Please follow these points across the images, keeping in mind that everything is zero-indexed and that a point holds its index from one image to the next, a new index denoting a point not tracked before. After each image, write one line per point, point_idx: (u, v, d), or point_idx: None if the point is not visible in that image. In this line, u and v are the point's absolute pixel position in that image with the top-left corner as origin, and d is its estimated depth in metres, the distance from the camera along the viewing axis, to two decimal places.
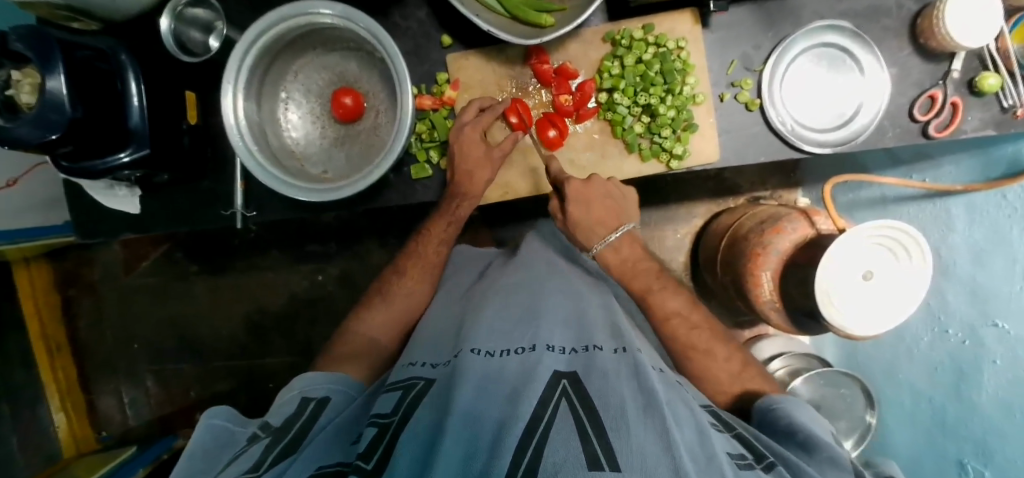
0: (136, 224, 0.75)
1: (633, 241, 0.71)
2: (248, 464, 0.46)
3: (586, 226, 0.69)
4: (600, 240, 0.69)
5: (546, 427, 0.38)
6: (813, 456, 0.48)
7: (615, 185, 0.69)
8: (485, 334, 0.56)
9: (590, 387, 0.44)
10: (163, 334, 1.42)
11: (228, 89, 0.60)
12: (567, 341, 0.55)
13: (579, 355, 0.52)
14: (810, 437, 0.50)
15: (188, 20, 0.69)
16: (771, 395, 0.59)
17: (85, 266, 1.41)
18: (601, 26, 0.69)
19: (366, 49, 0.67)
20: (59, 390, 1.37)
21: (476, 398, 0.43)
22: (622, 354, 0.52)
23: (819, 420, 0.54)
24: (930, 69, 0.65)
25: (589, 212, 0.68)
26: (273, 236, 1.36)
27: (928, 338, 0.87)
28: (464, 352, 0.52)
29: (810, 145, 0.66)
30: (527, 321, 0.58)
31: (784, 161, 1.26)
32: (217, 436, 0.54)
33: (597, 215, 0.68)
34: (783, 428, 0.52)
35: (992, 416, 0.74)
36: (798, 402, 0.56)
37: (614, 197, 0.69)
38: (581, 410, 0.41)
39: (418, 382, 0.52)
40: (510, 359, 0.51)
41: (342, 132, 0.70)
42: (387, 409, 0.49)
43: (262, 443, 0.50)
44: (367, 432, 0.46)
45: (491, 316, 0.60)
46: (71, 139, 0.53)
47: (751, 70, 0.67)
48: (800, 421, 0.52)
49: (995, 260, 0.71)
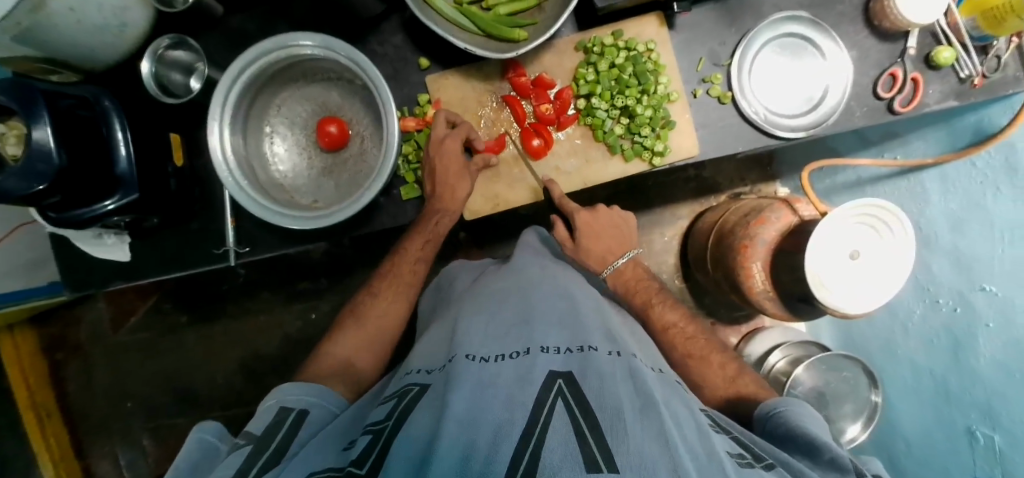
0: (128, 272, 0.73)
1: (636, 267, 0.81)
2: (228, 473, 0.44)
3: (601, 242, 0.79)
4: (615, 259, 0.79)
5: (543, 430, 0.37)
6: (817, 459, 0.48)
7: (616, 215, 0.82)
8: (475, 339, 0.55)
9: (586, 388, 0.44)
10: (156, 389, 1.38)
11: (214, 126, 0.61)
12: (561, 343, 0.54)
13: (573, 355, 0.51)
14: (808, 438, 0.49)
15: (169, 63, 0.70)
16: (772, 400, 0.59)
17: (71, 327, 1.38)
18: (572, 37, 0.71)
19: (347, 78, 0.69)
20: (51, 458, 1.32)
21: (472, 401, 0.42)
22: (617, 357, 0.52)
23: (819, 421, 0.54)
24: (887, 48, 0.69)
25: (601, 239, 0.79)
26: (263, 277, 1.35)
27: (921, 310, 0.88)
28: (459, 357, 0.51)
29: (784, 131, 0.68)
30: (517, 324, 0.58)
31: (760, 155, 1.30)
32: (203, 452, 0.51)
33: (606, 246, 0.80)
34: (784, 433, 0.52)
35: (991, 380, 0.74)
36: (800, 406, 0.56)
37: (620, 226, 0.81)
38: (578, 413, 0.40)
39: (412, 389, 0.52)
40: (505, 363, 0.49)
41: (329, 161, 0.70)
42: (381, 417, 0.48)
43: (241, 451, 0.47)
44: (361, 439, 0.45)
45: (477, 324, 0.59)
46: (59, 188, 0.52)
47: (720, 65, 0.70)
48: (795, 422, 0.52)
49: (973, 227, 0.74)
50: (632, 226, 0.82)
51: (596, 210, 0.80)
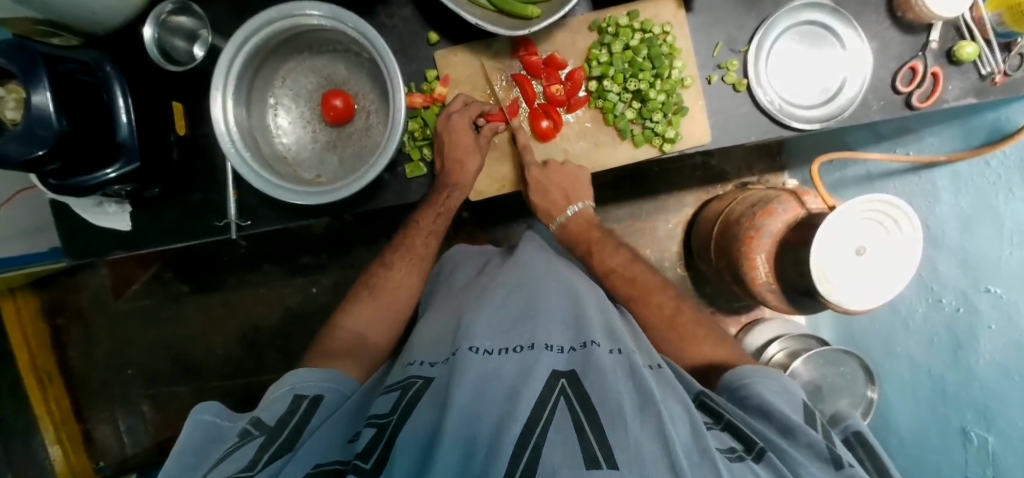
0: (129, 241, 0.73)
1: (582, 218, 0.79)
2: (240, 464, 0.44)
3: (550, 201, 0.73)
4: (564, 213, 0.76)
5: (544, 429, 0.37)
6: (792, 439, 0.47)
7: (570, 167, 0.71)
8: (480, 332, 0.55)
9: (589, 385, 0.43)
10: (156, 357, 1.39)
11: (218, 96, 0.59)
12: (565, 341, 0.54)
13: (577, 353, 0.51)
14: (783, 418, 0.48)
15: (172, 28, 0.68)
16: (743, 371, 0.57)
17: (72, 293, 1.39)
18: (586, 16, 0.69)
19: (354, 50, 0.67)
20: (52, 421, 1.34)
21: (472, 400, 0.41)
22: (619, 355, 0.50)
23: (794, 397, 0.53)
24: (909, 40, 0.67)
25: (547, 195, 0.72)
26: (264, 250, 1.34)
27: (924, 308, 0.88)
28: (463, 349, 0.51)
29: (799, 122, 0.67)
30: (522, 318, 0.58)
31: (769, 145, 1.28)
32: (206, 431, 0.51)
33: (554, 200, 0.73)
34: (756, 409, 0.51)
35: (989, 381, 0.74)
36: (772, 380, 0.54)
37: (573, 178, 0.72)
38: (579, 410, 0.40)
39: (416, 381, 0.51)
40: (508, 357, 0.49)
41: (334, 135, 0.69)
42: (385, 409, 0.48)
43: (255, 441, 0.48)
44: (366, 431, 0.45)
45: (485, 316, 0.59)
46: (60, 153, 0.51)
47: (736, 51, 0.68)
48: (768, 399, 0.51)
49: (981, 227, 0.73)
50: (585, 177, 0.72)
51: (546, 173, 0.82)
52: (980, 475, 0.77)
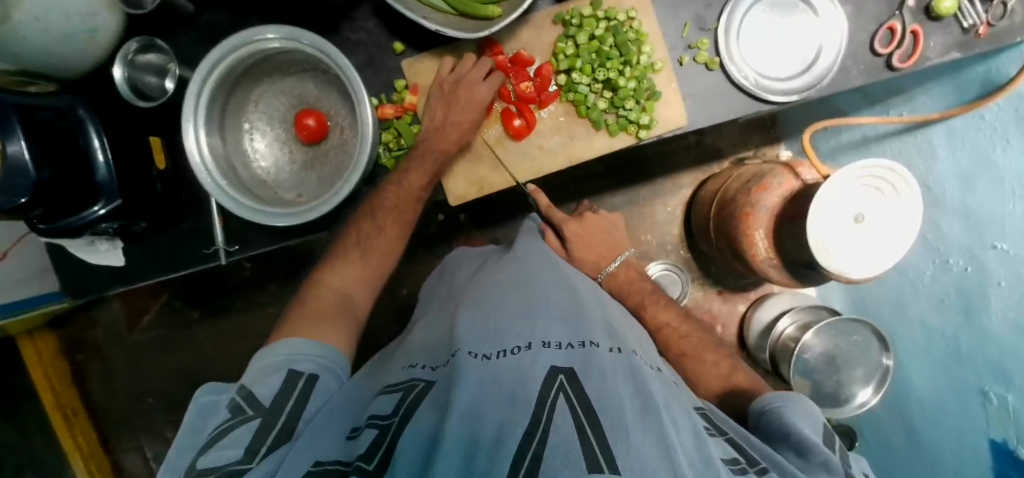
0: (124, 276, 0.74)
1: (630, 268, 0.86)
2: (239, 451, 0.45)
3: (588, 243, 0.84)
4: (608, 262, 0.85)
5: (545, 430, 0.36)
6: (806, 459, 0.45)
7: (606, 220, 0.89)
8: (470, 333, 0.54)
9: (587, 385, 0.43)
10: (175, 384, 1.43)
11: (189, 128, 0.60)
12: (562, 337, 0.52)
13: (575, 350, 0.50)
14: (799, 438, 0.47)
15: (141, 66, 0.69)
16: (772, 397, 0.56)
17: (88, 329, 1.42)
18: (550, 10, 0.69)
19: (321, 68, 0.67)
20: (82, 454, 1.38)
21: (474, 401, 0.41)
22: (618, 354, 0.51)
23: (819, 423, 0.51)
24: (884, 0, 0.65)
25: (590, 245, 0.85)
26: (268, 269, 1.36)
27: (931, 271, 0.86)
28: (461, 352, 0.50)
29: (776, 95, 0.66)
30: (519, 317, 0.56)
31: (762, 118, 1.25)
32: (202, 409, 0.54)
33: (598, 250, 0.85)
34: (778, 433, 0.50)
35: (1005, 341, 0.72)
36: (798, 406, 0.53)
37: (608, 231, 0.88)
38: (580, 410, 0.39)
39: (417, 384, 0.50)
40: (505, 360, 0.48)
41: (310, 154, 0.70)
42: (387, 410, 0.47)
43: (250, 425, 0.48)
44: (367, 432, 0.44)
45: (481, 316, 0.58)
46: (42, 200, 0.53)
47: (706, 29, 0.67)
48: (790, 422, 0.50)
49: (980, 183, 0.71)
50: (621, 227, 0.90)
51: (583, 218, 0.86)
52: (1004, 437, 0.74)
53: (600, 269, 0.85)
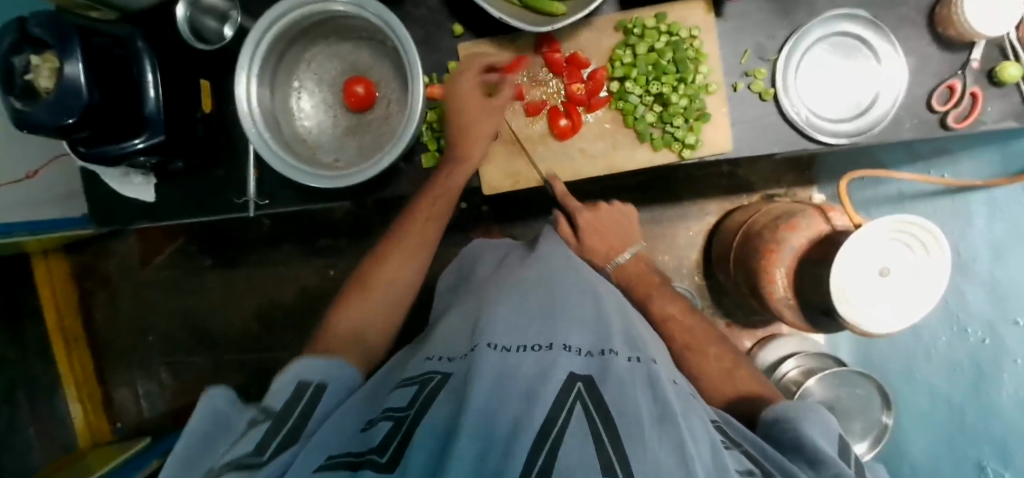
0: (152, 212, 0.75)
1: (639, 263, 0.82)
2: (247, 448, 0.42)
3: (599, 232, 0.80)
4: (618, 253, 0.80)
5: (560, 432, 0.37)
6: (819, 471, 0.44)
7: (618, 212, 0.84)
8: (499, 328, 0.54)
9: (606, 393, 0.42)
10: (176, 326, 1.44)
11: (242, 76, 0.61)
12: (584, 345, 0.52)
13: (594, 359, 0.49)
14: (812, 449, 0.46)
15: (203, 8, 0.70)
16: (783, 405, 0.55)
17: (101, 258, 1.44)
18: (613, 15, 0.69)
19: (380, 38, 0.67)
20: (75, 380, 1.40)
21: (490, 396, 0.41)
22: (637, 363, 0.50)
23: (831, 432, 0.50)
24: (948, 58, 0.64)
25: (601, 236, 0.81)
26: (286, 229, 1.37)
27: (947, 337, 0.85)
28: (481, 345, 0.50)
29: (826, 136, 0.65)
30: (541, 318, 0.56)
31: (800, 157, 1.24)
32: (213, 424, 0.46)
33: (609, 241, 0.81)
34: (790, 441, 0.49)
35: (1013, 421, 0.70)
36: (811, 414, 0.52)
37: (621, 222, 0.84)
38: (597, 416, 0.39)
39: (434, 376, 0.50)
40: (526, 355, 0.48)
41: (354, 121, 0.70)
42: (403, 402, 0.47)
43: (260, 428, 0.45)
44: (383, 424, 0.43)
45: (504, 311, 0.57)
46: (88, 123, 0.53)
47: (765, 59, 0.66)
48: (802, 430, 0.48)
49: (1013, 258, 0.69)
50: (634, 220, 0.85)
51: (597, 209, 0.82)
52: None
53: (608, 259, 0.81)
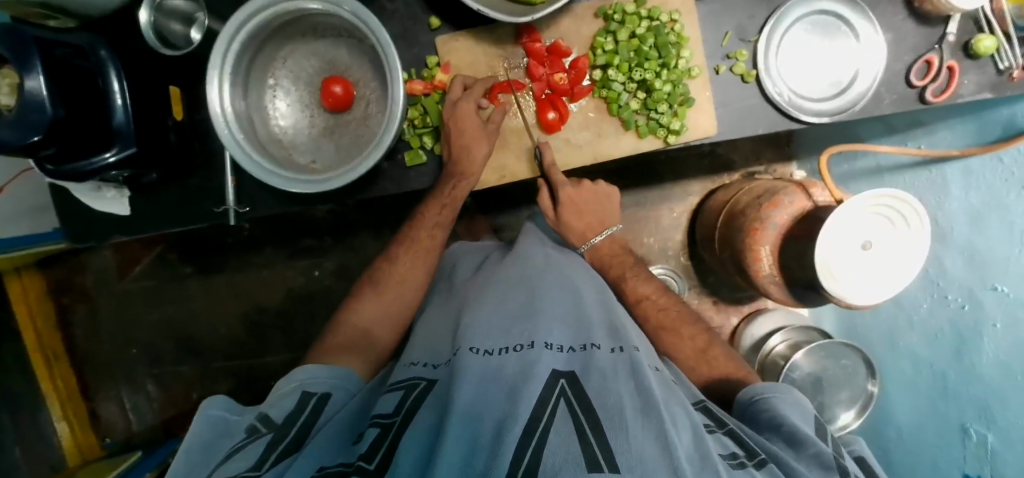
0: (126, 226, 0.73)
1: (614, 243, 0.79)
2: (247, 461, 0.43)
3: (577, 212, 0.75)
4: (594, 234, 0.76)
5: (544, 430, 0.36)
6: (800, 450, 0.46)
7: (601, 191, 0.77)
8: (479, 330, 0.53)
9: (589, 388, 0.43)
10: (160, 337, 1.41)
11: (213, 76, 0.59)
12: (564, 340, 0.53)
13: (577, 354, 0.50)
14: (793, 430, 0.48)
15: (167, 12, 0.67)
16: (761, 386, 0.57)
17: (77, 273, 1.40)
18: (592, 2, 0.67)
19: (357, 36, 0.65)
20: (59, 398, 1.36)
21: (476, 398, 0.41)
22: (619, 353, 0.50)
23: (807, 412, 0.53)
24: (925, 32, 0.65)
25: (580, 213, 0.75)
26: (267, 233, 1.35)
27: (927, 305, 0.88)
28: (463, 350, 0.49)
29: (808, 115, 0.65)
30: (521, 317, 0.56)
31: (778, 134, 1.25)
32: (215, 428, 0.51)
33: (587, 220, 0.76)
34: (768, 422, 0.51)
35: (990, 382, 0.74)
36: (788, 396, 0.54)
37: (602, 202, 0.76)
38: (581, 412, 0.39)
39: (420, 382, 0.50)
40: (509, 357, 0.48)
41: (332, 121, 0.68)
42: (389, 409, 0.47)
43: (262, 439, 0.47)
44: (370, 432, 0.44)
45: (486, 312, 0.57)
46: (55, 140, 0.51)
47: (746, 41, 0.66)
48: (781, 413, 0.51)
49: (992, 224, 0.72)
50: (615, 201, 0.78)
51: (581, 183, 0.74)
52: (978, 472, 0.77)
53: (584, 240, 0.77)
